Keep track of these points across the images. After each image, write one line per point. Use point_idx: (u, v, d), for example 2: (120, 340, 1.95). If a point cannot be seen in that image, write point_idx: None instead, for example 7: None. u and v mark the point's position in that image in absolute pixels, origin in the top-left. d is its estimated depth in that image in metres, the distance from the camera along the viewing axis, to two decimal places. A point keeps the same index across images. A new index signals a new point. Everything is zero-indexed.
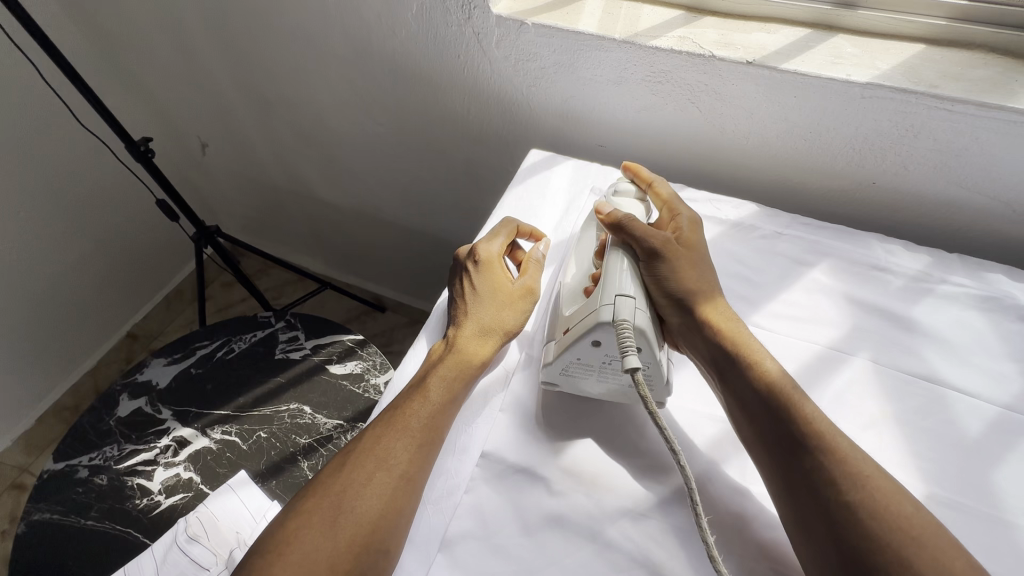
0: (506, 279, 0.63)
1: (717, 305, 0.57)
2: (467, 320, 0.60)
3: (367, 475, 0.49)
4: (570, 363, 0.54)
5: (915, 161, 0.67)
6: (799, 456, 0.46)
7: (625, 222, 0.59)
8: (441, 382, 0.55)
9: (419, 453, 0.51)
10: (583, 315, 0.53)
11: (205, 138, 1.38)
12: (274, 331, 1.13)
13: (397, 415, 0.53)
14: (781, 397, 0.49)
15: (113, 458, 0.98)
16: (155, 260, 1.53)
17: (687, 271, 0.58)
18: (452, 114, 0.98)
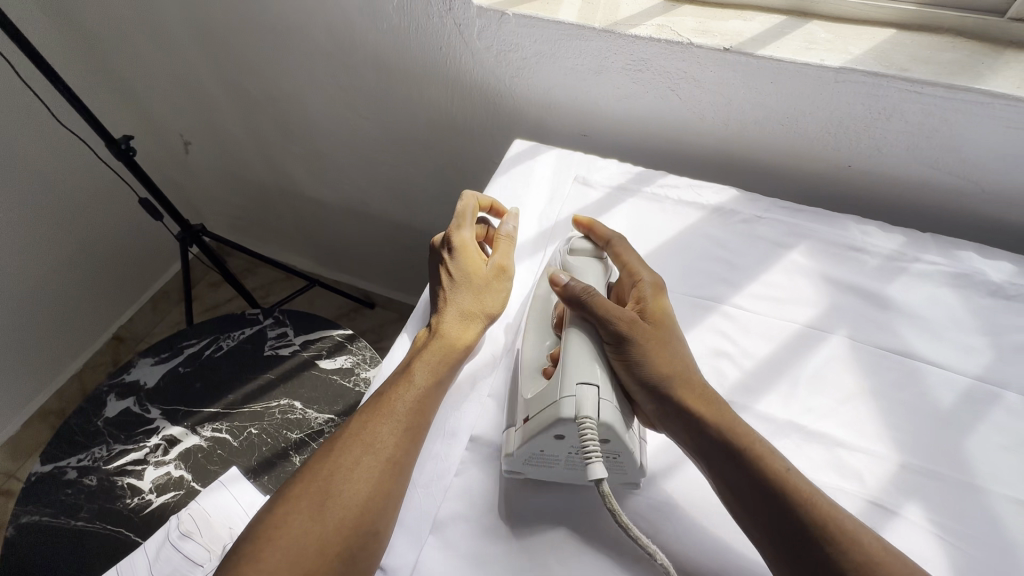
0: (480, 262, 0.64)
1: (689, 377, 0.53)
2: (446, 305, 0.61)
3: (354, 461, 0.50)
4: (533, 459, 0.51)
5: (889, 144, 0.69)
6: (802, 541, 0.45)
7: (580, 296, 0.55)
8: (427, 367, 0.56)
9: (406, 435, 0.52)
10: (541, 407, 0.50)
11: (188, 136, 1.37)
12: (262, 328, 1.13)
13: (384, 401, 0.54)
14: (778, 485, 0.47)
15: (102, 458, 0.98)
16: (140, 261, 1.51)
17: (660, 348, 0.54)
18: (436, 107, 0.98)
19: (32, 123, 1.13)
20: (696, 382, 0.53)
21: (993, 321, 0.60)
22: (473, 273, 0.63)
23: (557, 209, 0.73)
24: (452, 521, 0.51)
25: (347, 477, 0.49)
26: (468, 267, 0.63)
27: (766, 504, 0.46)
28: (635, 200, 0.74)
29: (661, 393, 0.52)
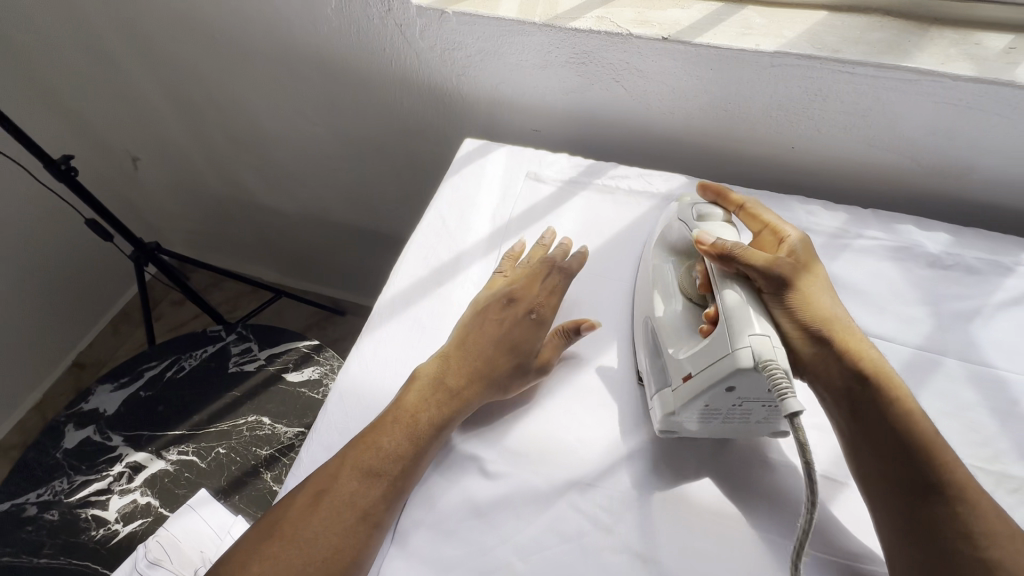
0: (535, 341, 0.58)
1: (844, 327, 0.53)
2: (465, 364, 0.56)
3: (339, 519, 0.48)
4: (696, 410, 0.49)
5: (827, 124, 0.70)
6: (930, 497, 0.44)
7: (733, 252, 0.53)
8: (428, 427, 0.53)
9: (394, 490, 0.50)
10: (712, 358, 0.48)
11: (136, 151, 1.32)
12: (225, 345, 1.10)
13: (374, 456, 0.51)
14: (918, 436, 0.46)
15: (63, 491, 0.94)
16: (96, 283, 1.46)
17: (817, 298, 0.53)
18: (387, 109, 0.97)
19: None
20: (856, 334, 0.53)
21: (932, 291, 0.63)
22: (524, 345, 0.57)
23: (511, 207, 0.73)
24: (415, 528, 0.51)
25: (328, 535, 0.47)
26: (523, 333, 0.58)
27: (894, 445, 0.46)
28: (587, 192, 0.74)
29: (814, 336, 0.52)
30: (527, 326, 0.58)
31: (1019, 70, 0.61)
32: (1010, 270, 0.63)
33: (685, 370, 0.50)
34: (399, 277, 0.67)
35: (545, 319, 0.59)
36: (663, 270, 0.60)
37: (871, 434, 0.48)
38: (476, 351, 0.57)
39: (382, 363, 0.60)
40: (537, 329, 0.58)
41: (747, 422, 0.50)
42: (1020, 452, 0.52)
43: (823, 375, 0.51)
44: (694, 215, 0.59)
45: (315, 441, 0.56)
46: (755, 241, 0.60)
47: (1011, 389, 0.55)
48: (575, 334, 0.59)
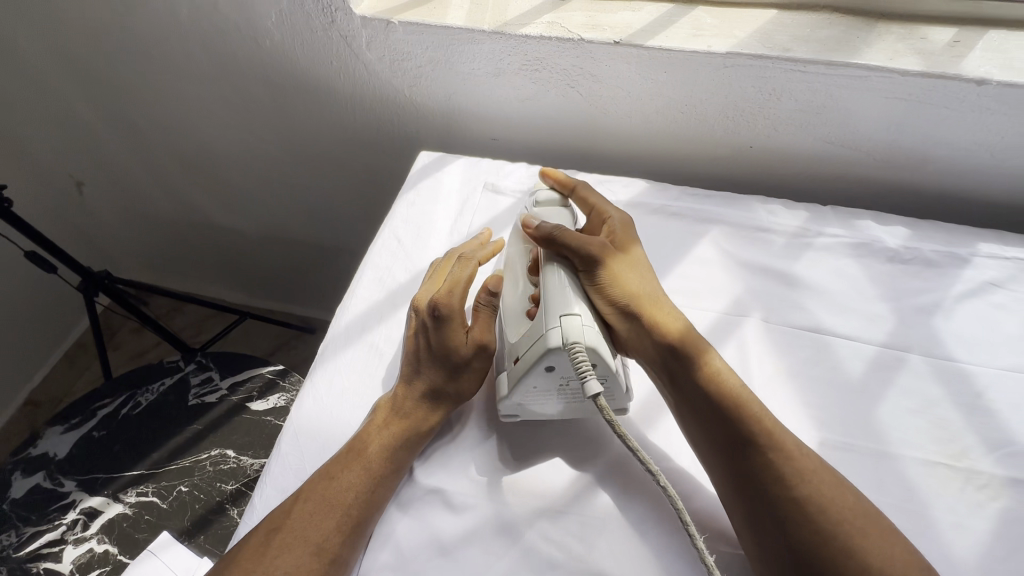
0: (459, 334, 0.54)
1: (652, 298, 0.55)
2: (414, 380, 0.54)
3: (293, 558, 0.45)
4: (527, 394, 0.51)
5: (784, 122, 0.70)
6: (744, 453, 0.46)
7: (551, 231, 0.55)
8: (382, 450, 0.51)
9: (348, 522, 0.48)
10: (530, 342, 0.50)
11: (80, 175, 1.23)
12: (184, 376, 1.05)
13: (329, 486, 0.48)
14: (724, 397, 0.48)
15: (12, 545, 0.88)
16: (46, 317, 1.38)
17: (626, 277, 0.54)
18: (339, 123, 0.94)
19: None
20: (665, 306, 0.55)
21: (893, 286, 0.63)
22: (453, 348, 0.54)
23: (469, 221, 0.71)
24: (378, 572, 0.48)
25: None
26: (445, 337, 0.54)
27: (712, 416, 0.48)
28: None
29: (629, 318, 0.53)
30: (443, 324, 0.54)
31: (964, 63, 0.61)
32: (967, 261, 0.63)
33: (515, 355, 0.52)
34: (355, 303, 0.64)
35: (456, 309, 0.55)
36: (514, 251, 0.60)
37: (687, 401, 0.50)
38: (411, 375, 0.55)
39: (339, 397, 0.57)
40: (454, 325, 0.55)
41: (581, 403, 0.51)
42: (986, 445, 0.52)
43: (645, 352, 0.53)
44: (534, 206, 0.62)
45: (268, 485, 0.53)
46: (586, 226, 0.63)
47: (974, 382, 0.55)
48: (494, 299, 0.56)
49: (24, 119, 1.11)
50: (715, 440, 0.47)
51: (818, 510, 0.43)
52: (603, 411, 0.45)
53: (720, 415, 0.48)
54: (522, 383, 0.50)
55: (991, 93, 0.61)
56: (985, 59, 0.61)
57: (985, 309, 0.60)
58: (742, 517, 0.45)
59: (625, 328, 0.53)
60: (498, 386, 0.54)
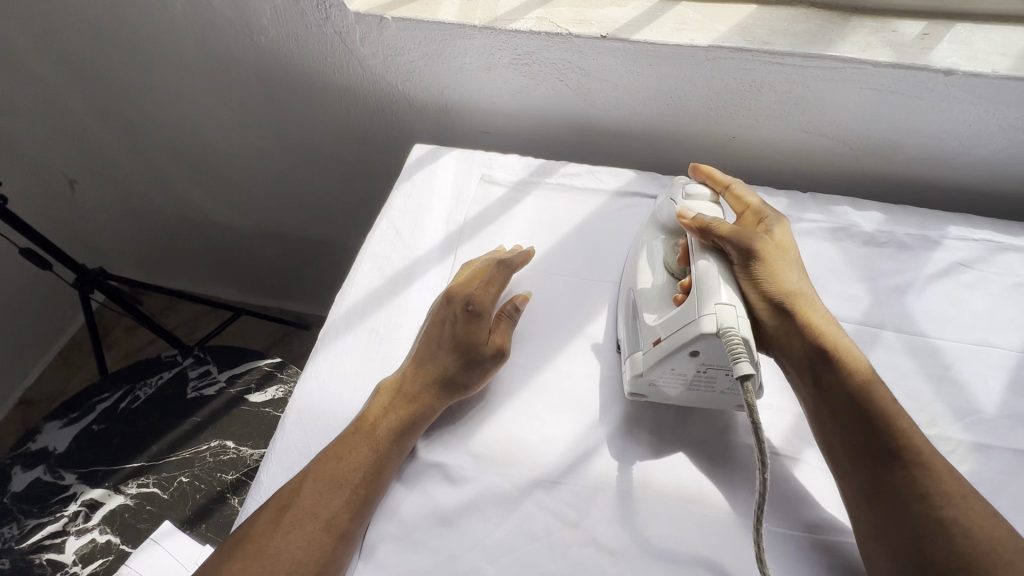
0: (481, 331, 0.57)
1: (808, 303, 0.54)
2: (422, 367, 0.56)
3: (302, 531, 0.47)
4: (662, 376, 0.52)
5: (764, 113, 0.73)
6: (890, 468, 0.45)
7: (710, 222, 0.55)
8: (389, 433, 0.53)
9: (356, 501, 0.50)
10: (679, 324, 0.50)
11: (73, 172, 1.23)
12: (182, 370, 1.06)
13: (337, 465, 0.51)
14: (877, 411, 0.48)
15: (14, 538, 0.89)
16: (40, 315, 1.39)
17: (783, 279, 0.54)
18: (333, 118, 0.96)
19: None
20: (819, 312, 0.54)
21: (868, 268, 0.66)
22: (472, 340, 0.56)
23: (464, 211, 0.73)
24: (383, 543, 0.50)
25: (291, 548, 0.47)
26: (470, 330, 0.57)
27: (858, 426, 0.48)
28: (540, 191, 0.75)
29: (781, 316, 0.53)
30: (470, 318, 0.57)
31: (932, 55, 0.65)
32: (938, 244, 0.67)
33: (656, 335, 0.52)
34: (354, 289, 0.66)
35: (487, 308, 0.58)
36: (654, 245, 0.60)
37: (830, 408, 0.49)
38: (427, 357, 0.57)
39: (342, 379, 0.59)
40: (478, 321, 0.57)
41: (715, 391, 0.52)
42: (954, 414, 0.55)
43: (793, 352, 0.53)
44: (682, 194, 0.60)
45: (274, 463, 0.55)
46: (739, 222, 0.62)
47: (943, 356, 0.59)
48: (517, 312, 0.60)
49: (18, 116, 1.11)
50: (860, 451, 0.47)
51: (964, 534, 0.42)
52: (746, 396, 0.46)
53: (870, 428, 0.47)
54: (664, 362, 0.50)
55: (958, 84, 0.64)
56: (952, 51, 0.65)
57: (955, 288, 0.63)
58: (872, 524, 0.45)
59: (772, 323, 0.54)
60: (630, 365, 0.55)
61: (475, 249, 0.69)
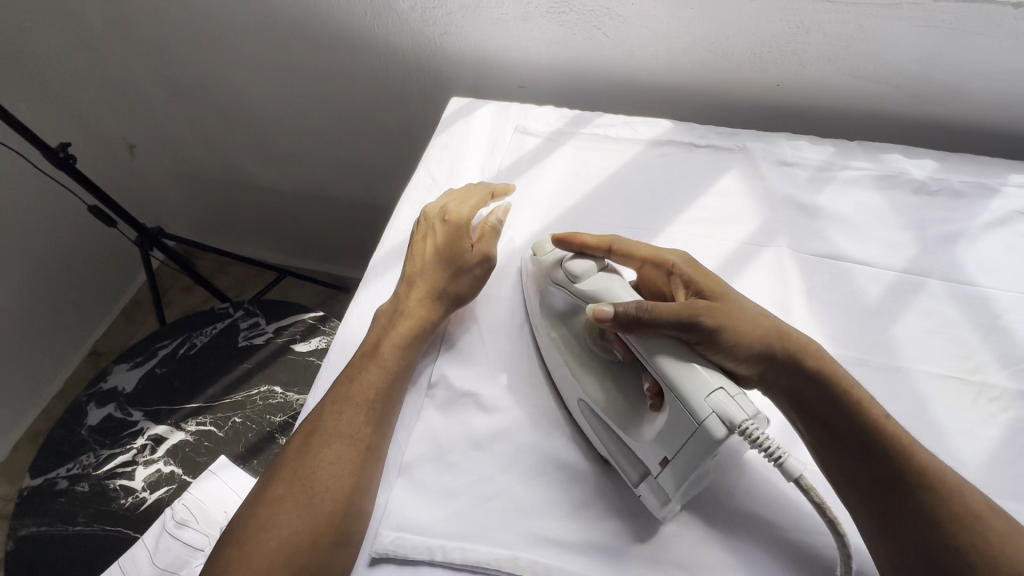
0: (464, 243, 0.61)
1: (776, 330, 0.50)
2: (414, 288, 0.59)
3: (331, 449, 0.50)
4: (687, 486, 0.45)
5: (812, 56, 0.70)
6: (902, 501, 0.43)
7: (626, 315, 0.48)
8: (394, 348, 0.56)
9: (375, 412, 0.52)
10: (681, 437, 0.44)
11: (131, 138, 1.31)
12: (234, 321, 1.13)
13: (354, 388, 0.53)
14: (881, 445, 0.44)
15: (91, 465, 0.98)
16: (105, 276, 1.52)
17: (746, 317, 0.49)
18: (373, 76, 0.98)
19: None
20: (795, 342, 0.49)
21: (917, 217, 0.63)
22: (459, 253, 0.61)
23: (500, 160, 0.74)
24: (419, 464, 0.53)
25: (326, 465, 0.49)
26: (455, 244, 0.61)
27: (861, 460, 0.45)
28: (574, 141, 0.75)
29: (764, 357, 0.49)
30: (451, 236, 0.61)
31: None
32: (995, 191, 0.63)
33: (660, 452, 0.45)
34: (394, 234, 0.68)
35: (465, 221, 0.62)
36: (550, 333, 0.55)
37: (836, 447, 0.46)
38: (415, 275, 0.60)
39: None
40: (460, 233, 0.61)
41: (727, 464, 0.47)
42: (1001, 362, 0.53)
43: (787, 391, 0.49)
44: (573, 279, 0.53)
45: (320, 389, 0.58)
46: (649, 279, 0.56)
47: (993, 305, 0.56)
48: (502, 224, 0.64)
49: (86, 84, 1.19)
50: (868, 483, 0.45)
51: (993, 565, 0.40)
52: (806, 491, 0.43)
53: (871, 452, 0.45)
54: (688, 477, 0.44)
55: None
56: None
57: (1011, 237, 0.60)
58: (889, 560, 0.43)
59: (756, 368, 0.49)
60: (648, 491, 0.47)
61: (509, 197, 0.70)
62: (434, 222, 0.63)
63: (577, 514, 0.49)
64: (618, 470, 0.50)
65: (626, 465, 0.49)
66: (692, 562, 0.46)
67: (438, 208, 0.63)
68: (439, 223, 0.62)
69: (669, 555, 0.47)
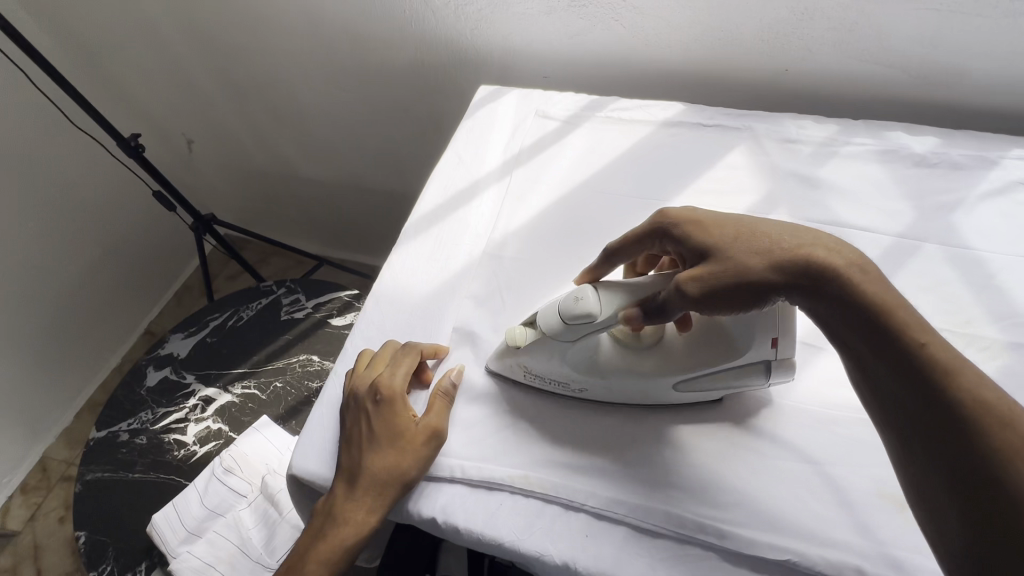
0: (409, 419, 0.54)
1: (764, 234, 0.47)
2: (366, 465, 0.52)
3: (326, 560, 0.52)
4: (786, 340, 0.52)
5: (817, 42, 0.75)
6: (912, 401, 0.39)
7: (656, 308, 0.49)
8: (379, 475, 0.52)
9: (362, 529, 0.52)
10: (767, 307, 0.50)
11: (191, 134, 1.45)
12: (277, 297, 1.22)
13: (343, 506, 0.52)
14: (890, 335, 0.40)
15: (149, 420, 1.09)
16: (158, 258, 1.67)
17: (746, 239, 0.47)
18: (409, 72, 1.07)
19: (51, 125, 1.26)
20: (788, 239, 0.46)
21: (917, 187, 0.66)
22: (404, 424, 0.54)
23: (521, 140, 0.80)
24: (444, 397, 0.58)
25: (319, 575, 0.52)
26: (394, 419, 0.54)
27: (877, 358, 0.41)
28: (591, 123, 0.80)
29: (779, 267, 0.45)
30: (385, 408, 0.54)
31: None
32: (994, 163, 0.66)
33: (770, 337, 0.50)
34: (424, 203, 0.75)
35: (398, 392, 0.55)
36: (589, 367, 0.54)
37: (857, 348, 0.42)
38: (365, 443, 0.54)
39: (410, 272, 0.68)
40: (397, 405, 0.55)
41: None
42: (993, 316, 0.56)
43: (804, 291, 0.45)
44: (592, 319, 0.51)
45: (358, 333, 0.65)
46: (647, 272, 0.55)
47: (987, 266, 0.59)
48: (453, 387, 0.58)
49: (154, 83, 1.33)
50: (886, 384, 0.40)
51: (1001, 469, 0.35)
52: None
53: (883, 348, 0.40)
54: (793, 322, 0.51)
55: None
56: None
57: (1009, 205, 0.63)
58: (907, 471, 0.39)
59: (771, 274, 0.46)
60: (782, 377, 0.52)
61: (530, 171, 0.76)
62: (365, 398, 0.56)
63: (583, 440, 0.54)
64: (745, 387, 0.53)
65: (748, 378, 0.52)
66: (691, 483, 0.50)
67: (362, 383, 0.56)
68: (371, 400, 0.55)
69: (668, 477, 0.51)
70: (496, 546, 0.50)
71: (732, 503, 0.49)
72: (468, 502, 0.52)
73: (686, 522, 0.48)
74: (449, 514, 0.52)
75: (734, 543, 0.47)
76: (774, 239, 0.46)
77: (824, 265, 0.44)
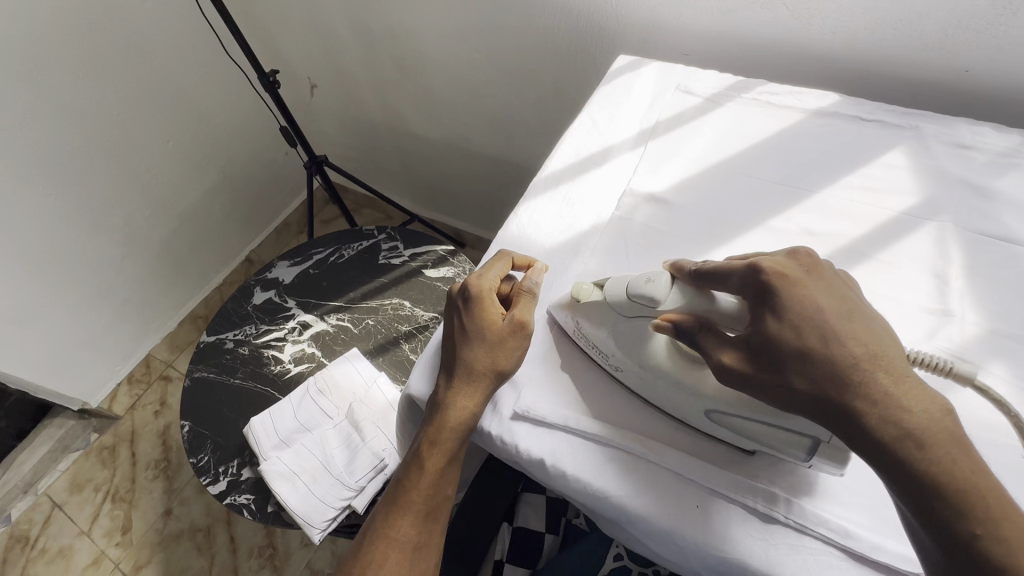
0: (499, 315, 0.57)
1: (849, 360, 0.41)
2: (466, 353, 0.55)
3: (432, 447, 0.55)
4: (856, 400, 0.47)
5: (1012, 42, 0.68)
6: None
7: (692, 332, 0.48)
8: (481, 360, 0.55)
9: (467, 415, 0.55)
10: None
11: (315, 79, 1.54)
12: (377, 242, 1.26)
13: (447, 395, 0.55)
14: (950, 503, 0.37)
15: (252, 334, 1.17)
16: (269, 192, 1.79)
17: (839, 337, 0.42)
18: (542, 36, 1.06)
19: (202, 48, 1.40)
20: (874, 377, 0.40)
21: None
22: (495, 320, 0.56)
23: (658, 113, 0.78)
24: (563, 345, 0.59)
25: (426, 459, 0.56)
26: (486, 315, 0.57)
27: (925, 518, 0.38)
28: (736, 104, 0.77)
29: (831, 397, 0.41)
30: (478, 307, 0.57)
31: None
32: None
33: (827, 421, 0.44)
34: (554, 162, 0.75)
35: (489, 293, 0.58)
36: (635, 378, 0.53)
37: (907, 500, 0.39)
38: (460, 340, 0.57)
39: (535, 225, 0.69)
40: (486, 305, 0.57)
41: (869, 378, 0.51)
42: None
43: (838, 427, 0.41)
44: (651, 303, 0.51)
45: None
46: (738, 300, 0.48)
47: None
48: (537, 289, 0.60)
49: (293, 25, 1.41)
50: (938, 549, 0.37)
51: None
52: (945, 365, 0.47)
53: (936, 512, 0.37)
54: None
55: None
56: None
57: None
58: None
59: (818, 397, 0.41)
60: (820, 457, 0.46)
61: (666, 144, 0.74)
62: (460, 296, 0.59)
63: None
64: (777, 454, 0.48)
65: (788, 447, 0.47)
66: (812, 474, 0.49)
67: (464, 279, 0.59)
68: (465, 298, 0.58)
69: (787, 468, 0.50)
70: (601, 497, 0.51)
71: (860, 504, 0.47)
72: (579, 451, 0.53)
73: (808, 514, 0.47)
74: (558, 458, 0.53)
75: (859, 545, 0.45)
76: (851, 375, 0.40)
77: (891, 432, 0.39)
